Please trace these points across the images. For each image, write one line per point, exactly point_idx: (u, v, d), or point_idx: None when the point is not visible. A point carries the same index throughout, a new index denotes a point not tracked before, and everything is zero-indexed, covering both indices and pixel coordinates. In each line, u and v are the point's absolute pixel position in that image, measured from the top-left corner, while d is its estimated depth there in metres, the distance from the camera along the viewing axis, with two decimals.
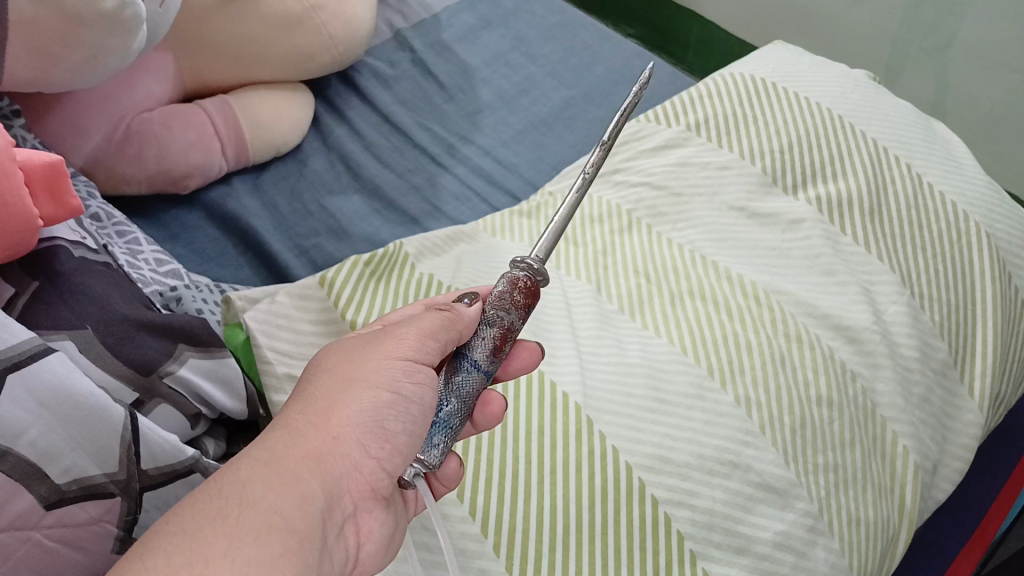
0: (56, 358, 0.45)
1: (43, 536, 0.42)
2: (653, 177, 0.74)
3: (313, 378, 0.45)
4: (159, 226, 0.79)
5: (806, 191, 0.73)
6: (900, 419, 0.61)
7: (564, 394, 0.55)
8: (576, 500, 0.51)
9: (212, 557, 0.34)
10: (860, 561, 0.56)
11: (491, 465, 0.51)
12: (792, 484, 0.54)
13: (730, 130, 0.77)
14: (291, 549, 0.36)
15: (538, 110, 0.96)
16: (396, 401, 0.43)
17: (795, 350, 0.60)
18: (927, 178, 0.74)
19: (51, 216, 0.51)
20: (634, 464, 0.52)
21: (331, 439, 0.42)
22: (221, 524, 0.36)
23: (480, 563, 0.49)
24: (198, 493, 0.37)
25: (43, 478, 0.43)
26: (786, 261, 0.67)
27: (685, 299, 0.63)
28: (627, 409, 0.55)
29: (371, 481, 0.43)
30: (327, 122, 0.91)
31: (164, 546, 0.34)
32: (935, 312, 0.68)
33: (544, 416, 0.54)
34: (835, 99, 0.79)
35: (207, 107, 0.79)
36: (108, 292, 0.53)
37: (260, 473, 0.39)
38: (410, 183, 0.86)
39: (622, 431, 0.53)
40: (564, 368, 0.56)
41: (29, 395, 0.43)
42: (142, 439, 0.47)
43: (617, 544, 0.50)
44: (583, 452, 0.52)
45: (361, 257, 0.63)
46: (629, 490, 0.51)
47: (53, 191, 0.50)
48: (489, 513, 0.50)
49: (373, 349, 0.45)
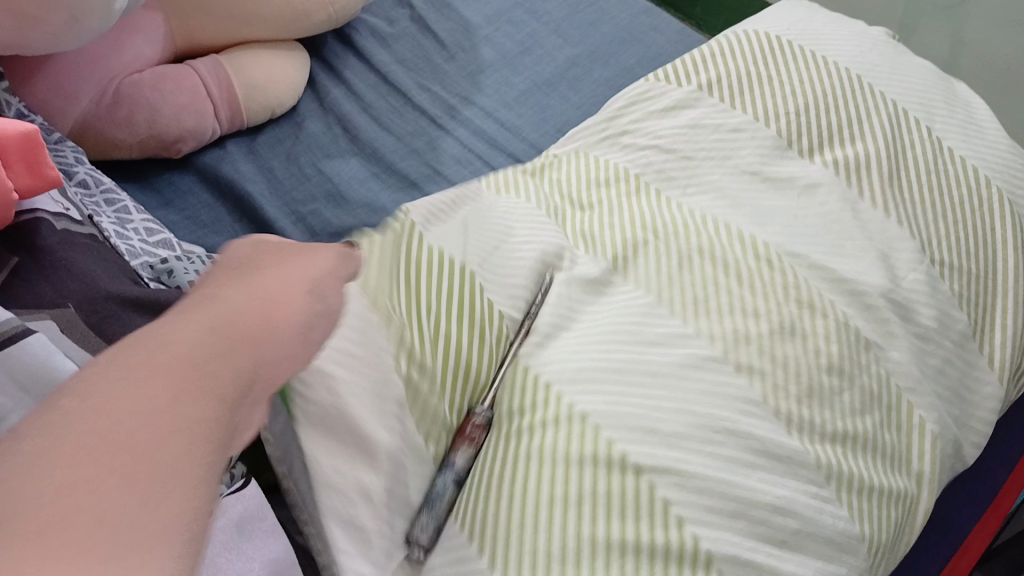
0: (36, 339, 0.43)
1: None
2: (663, 139, 0.71)
3: (239, 270, 0.41)
4: (152, 192, 0.77)
5: (823, 154, 0.70)
6: (918, 393, 0.59)
7: (544, 384, 0.53)
8: (557, 482, 0.49)
9: (141, 408, 0.29)
10: (877, 543, 0.54)
11: (482, 479, 0.51)
12: (799, 454, 0.52)
13: (742, 90, 0.74)
14: (223, 418, 0.31)
15: (541, 69, 0.92)
16: (324, 309, 0.41)
17: (810, 322, 0.58)
18: (947, 141, 0.71)
19: (26, 187, 0.50)
20: (617, 437, 0.50)
21: (270, 320, 0.37)
22: (153, 373, 0.30)
23: (476, 564, 0.48)
24: (130, 344, 0.32)
25: None
26: (801, 226, 0.65)
27: (693, 259, 0.61)
28: (611, 383, 0.52)
29: (287, 375, 0.38)
30: (324, 83, 0.88)
31: (89, 392, 0.29)
32: (954, 282, 0.66)
33: (527, 414, 0.52)
34: (852, 57, 0.76)
35: (200, 67, 0.76)
36: (93, 267, 0.51)
37: (198, 331, 0.34)
38: (410, 147, 0.84)
39: (602, 403, 0.51)
40: (549, 360, 0.55)
41: (8, 379, 0.41)
42: None
43: (598, 515, 0.48)
44: (565, 435, 0.50)
45: (365, 236, 0.59)
46: (613, 464, 0.49)
47: (31, 165, 0.50)
48: (484, 529, 0.48)
49: (296, 259, 0.44)
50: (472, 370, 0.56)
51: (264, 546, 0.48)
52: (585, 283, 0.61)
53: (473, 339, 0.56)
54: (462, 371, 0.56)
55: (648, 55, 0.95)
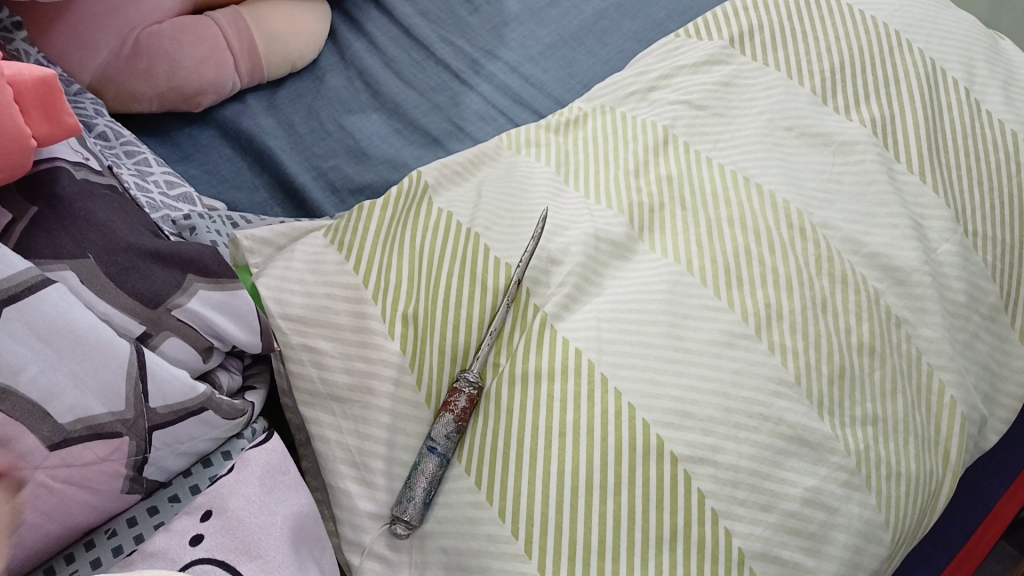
0: (55, 290, 0.42)
1: (48, 477, 0.41)
2: (693, 95, 0.69)
3: None
4: (171, 145, 0.76)
5: (861, 111, 0.67)
6: (947, 367, 0.58)
7: (576, 351, 0.53)
8: (586, 462, 0.49)
9: None
10: (898, 517, 0.54)
11: (500, 439, 0.51)
12: (827, 438, 0.52)
13: (776, 46, 0.72)
14: None
15: (568, 22, 0.90)
16: None
17: (839, 293, 0.57)
18: (986, 105, 0.69)
19: (46, 135, 0.45)
20: (651, 421, 0.50)
21: None
22: None
23: (485, 529, 0.49)
24: None
25: (46, 418, 0.41)
26: (835, 187, 0.62)
27: (723, 227, 0.59)
28: (646, 361, 0.52)
29: None
30: (344, 35, 0.86)
31: None
32: (987, 252, 0.64)
33: (555, 381, 0.52)
34: (893, 12, 0.73)
35: (219, 18, 0.74)
36: (114, 219, 0.49)
37: None
38: (432, 102, 0.82)
39: (640, 386, 0.51)
40: (579, 329, 0.54)
41: (27, 328, 0.41)
42: (151, 377, 0.44)
43: (630, 503, 0.48)
44: (596, 412, 0.50)
45: (375, 202, 0.60)
46: (645, 449, 0.49)
47: (46, 108, 0.45)
48: (505, 494, 0.49)
49: None
50: (458, 350, 0.55)
51: (288, 501, 0.48)
52: (609, 245, 0.59)
53: (465, 314, 0.56)
54: (447, 346, 0.55)
55: (679, 9, 0.92)
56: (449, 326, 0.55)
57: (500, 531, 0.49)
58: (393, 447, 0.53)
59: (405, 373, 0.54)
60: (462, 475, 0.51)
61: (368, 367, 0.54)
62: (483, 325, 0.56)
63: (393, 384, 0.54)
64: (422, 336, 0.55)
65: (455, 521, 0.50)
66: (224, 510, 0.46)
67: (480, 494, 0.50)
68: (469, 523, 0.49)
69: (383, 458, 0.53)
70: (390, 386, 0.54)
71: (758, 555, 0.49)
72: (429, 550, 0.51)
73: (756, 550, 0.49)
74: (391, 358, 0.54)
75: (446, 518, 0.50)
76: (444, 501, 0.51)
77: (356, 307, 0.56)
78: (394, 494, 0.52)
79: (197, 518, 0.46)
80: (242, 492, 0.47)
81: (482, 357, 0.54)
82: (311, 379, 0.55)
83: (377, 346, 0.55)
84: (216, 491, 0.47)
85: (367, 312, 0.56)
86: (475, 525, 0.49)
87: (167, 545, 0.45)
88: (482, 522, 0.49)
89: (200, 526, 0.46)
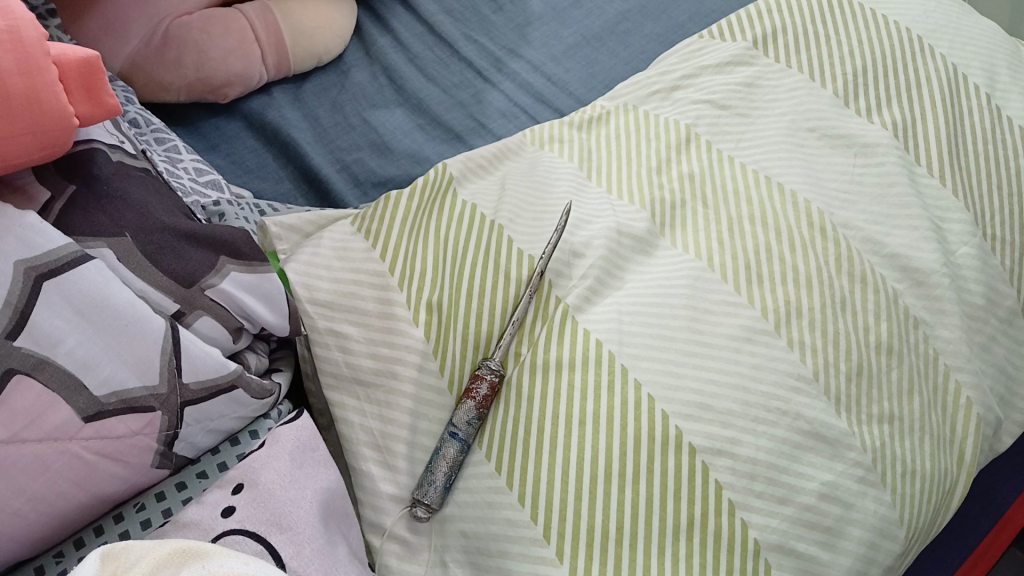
0: (94, 266, 0.44)
1: (82, 448, 0.42)
2: (716, 95, 0.70)
3: None
4: (197, 135, 0.77)
5: (882, 114, 0.68)
6: (964, 368, 0.58)
7: (597, 342, 0.53)
8: (606, 450, 0.50)
9: None
10: (913, 515, 0.54)
11: (521, 427, 0.52)
12: (845, 434, 0.52)
13: (798, 48, 0.73)
14: None
15: (591, 23, 0.91)
16: None
17: (858, 293, 0.57)
18: (1006, 111, 0.69)
19: (86, 115, 0.46)
20: (671, 412, 0.51)
21: None
22: None
23: (506, 514, 0.50)
24: None
25: (82, 389, 0.42)
26: (856, 188, 0.63)
27: (744, 225, 0.60)
28: (665, 354, 0.53)
29: None
30: (370, 31, 0.87)
31: None
32: (1004, 255, 0.65)
33: (575, 371, 0.52)
34: (915, 17, 0.73)
35: (248, 11, 0.75)
36: (148, 200, 0.50)
37: None
38: (454, 98, 0.83)
39: (660, 378, 0.52)
40: (601, 320, 0.55)
41: (66, 302, 0.42)
42: (184, 352, 0.46)
43: (648, 492, 0.49)
44: (616, 403, 0.51)
45: (402, 192, 0.62)
46: (664, 440, 0.50)
47: (89, 88, 0.46)
48: (525, 480, 0.50)
49: None
50: (481, 337, 0.56)
51: (317, 476, 0.48)
52: (631, 240, 0.60)
53: (489, 302, 0.57)
54: (470, 334, 0.56)
55: (700, 12, 0.93)
56: (472, 315, 0.56)
57: (520, 517, 0.49)
58: (415, 432, 0.54)
59: (429, 359, 0.55)
60: (483, 462, 0.52)
61: (393, 353, 0.55)
62: (506, 314, 0.57)
63: (417, 370, 0.55)
64: (446, 323, 0.56)
65: (475, 505, 0.51)
66: (255, 484, 0.46)
67: (500, 480, 0.51)
68: (489, 508, 0.50)
69: (405, 442, 0.54)
70: (414, 372, 0.55)
71: (774, 547, 0.49)
72: (449, 534, 0.52)
73: (772, 542, 0.49)
74: (415, 345, 0.55)
75: (466, 503, 0.51)
76: (464, 486, 0.52)
77: (382, 294, 0.58)
78: (415, 478, 0.53)
79: (228, 491, 0.46)
80: (273, 467, 0.47)
81: (504, 345, 0.55)
82: (336, 363, 0.56)
83: (402, 332, 0.56)
84: (247, 465, 0.47)
85: (393, 299, 0.57)
86: (494, 509, 0.50)
87: (199, 516, 0.45)
88: (502, 508, 0.50)
89: (232, 499, 0.46)
